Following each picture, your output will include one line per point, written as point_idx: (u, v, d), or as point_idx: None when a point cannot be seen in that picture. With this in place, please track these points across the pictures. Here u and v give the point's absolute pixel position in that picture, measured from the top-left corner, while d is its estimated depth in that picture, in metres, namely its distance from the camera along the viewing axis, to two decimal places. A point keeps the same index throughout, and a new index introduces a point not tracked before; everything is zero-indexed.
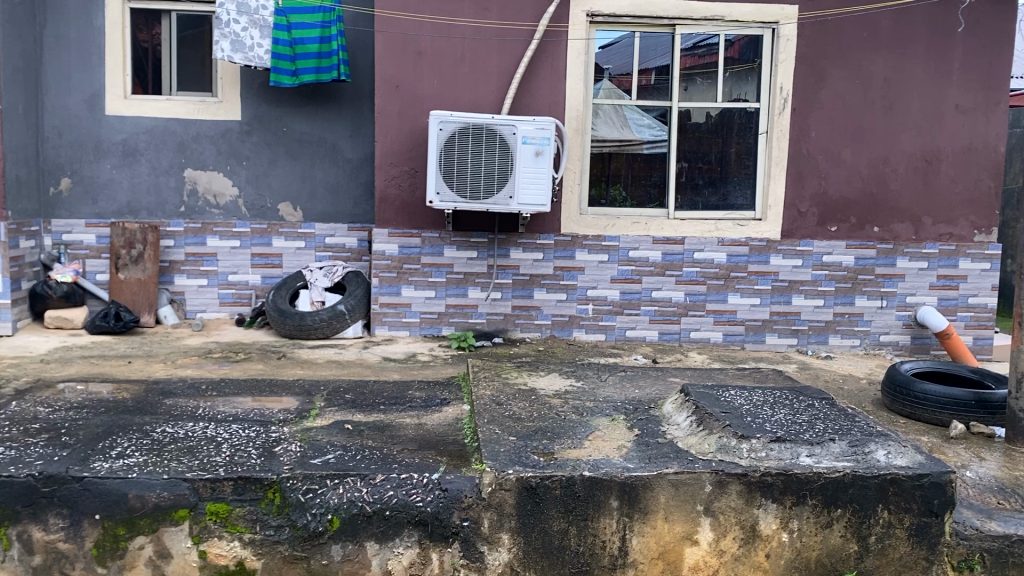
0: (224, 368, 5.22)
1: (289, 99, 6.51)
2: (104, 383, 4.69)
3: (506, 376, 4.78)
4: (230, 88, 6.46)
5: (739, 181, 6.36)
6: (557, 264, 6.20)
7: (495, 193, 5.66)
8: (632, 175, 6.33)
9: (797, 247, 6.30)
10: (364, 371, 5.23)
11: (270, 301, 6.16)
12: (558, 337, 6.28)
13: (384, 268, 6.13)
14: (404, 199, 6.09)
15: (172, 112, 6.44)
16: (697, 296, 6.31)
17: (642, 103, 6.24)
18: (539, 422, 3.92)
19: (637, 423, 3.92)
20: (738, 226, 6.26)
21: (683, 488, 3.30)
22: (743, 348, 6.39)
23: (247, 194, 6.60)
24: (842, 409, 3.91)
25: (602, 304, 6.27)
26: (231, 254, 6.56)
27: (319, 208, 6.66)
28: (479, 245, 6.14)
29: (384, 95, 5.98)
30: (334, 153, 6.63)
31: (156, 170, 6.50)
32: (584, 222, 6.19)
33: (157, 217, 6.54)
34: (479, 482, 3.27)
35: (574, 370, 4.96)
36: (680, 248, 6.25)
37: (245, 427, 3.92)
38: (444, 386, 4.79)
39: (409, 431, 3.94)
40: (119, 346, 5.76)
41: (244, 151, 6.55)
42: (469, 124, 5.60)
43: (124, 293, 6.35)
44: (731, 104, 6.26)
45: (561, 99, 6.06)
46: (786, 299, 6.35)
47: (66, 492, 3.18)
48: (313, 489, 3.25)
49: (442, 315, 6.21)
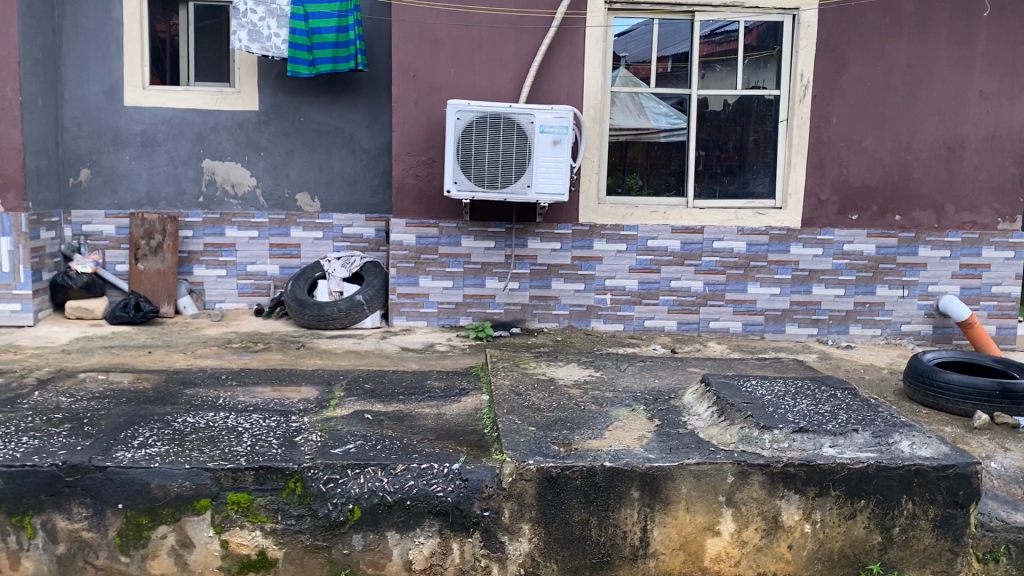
0: (244, 358, 5.23)
1: (306, 89, 6.51)
2: (126, 373, 4.72)
3: (525, 366, 4.77)
4: (247, 78, 6.45)
5: (759, 169, 6.30)
6: (575, 253, 6.18)
7: (513, 181, 5.64)
8: (651, 164, 6.30)
9: (818, 236, 6.24)
10: (383, 361, 5.23)
11: (288, 291, 6.17)
12: (576, 327, 6.26)
13: (401, 258, 6.12)
14: (421, 189, 6.08)
15: (190, 103, 6.45)
16: (716, 285, 6.27)
17: (660, 91, 6.19)
18: (559, 412, 3.91)
19: (657, 413, 3.91)
20: (757, 215, 6.21)
21: (705, 479, 3.28)
22: (762, 338, 6.35)
23: (265, 184, 6.61)
24: (865, 399, 3.87)
25: (620, 294, 6.24)
26: (250, 245, 6.58)
27: (337, 198, 6.67)
28: (497, 235, 6.12)
29: (401, 84, 5.96)
30: (351, 143, 6.63)
31: (175, 161, 6.52)
32: (602, 211, 6.16)
33: (176, 207, 6.57)
34: (499, 472, 3.26)
35: (593, 360, 4.94)
36: (699, 237, 6.20)
37: (266, 417, 3.93)
38: (463, 376, 4.79)
39: (428, 421, 3.94)
40: (140, 336, 5.79)
41: (262, 141, 6.56)
42: (486, 113, 5.57)
43: (144, 284, 6.34)
44: (751, 91, 6.19)
45: (579, 88, 6.02)
46: (806, 288, 6.29)
47: (89, 481, 3.19)
48: (334, 479, 3.25)
49: (459, 305, 6.20)
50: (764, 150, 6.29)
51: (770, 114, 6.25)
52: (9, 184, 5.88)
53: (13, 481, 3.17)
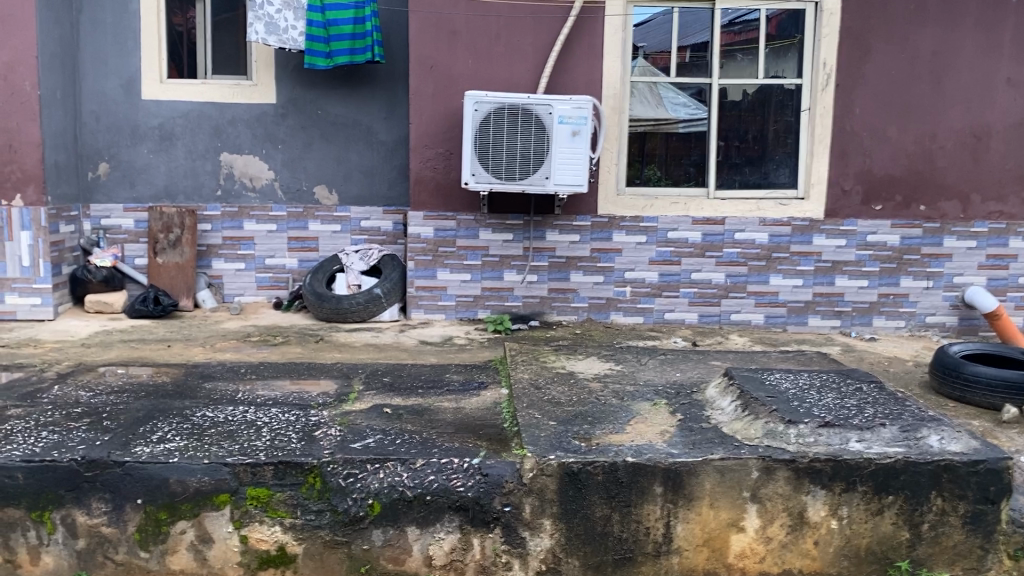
0: (263, 351, 5.21)
1: (323, 81, 6.48)
2: (145, 367, 4.73)
3: (544, 359, 4.72)
4: (264, 71, 6.43)
5: (780, 158, 6.22)
6: (594, 246, 6.12)
7: (531, 173, 5.58)
8: (671, 155, 6.23)
9: (841, 227, 6.15)
10: (402, 355, 5.20)
11: (306, 284, 6.15)
12: (595, 320, 6.21)
13: (419, 251, 6.09)
14: (439, 181, 6.04)
15: (208, 96, 6.44)
16: (737, 277, 6.19)
17: (679, 80, 6.12)
18: (579, 406, 3.87)
19: (679, 407, 3.86)
20: (779, 206, 6.12)
21: (729, 474, 3.23)
22: (784, 330, 6.27)
23: (282, 177, 6.59)
24: (892, 393, 3.80)
25: (640, 286, 6.18)
26: (268, 238, 6.56)
27: (355, 190, 6.63)
28: (515, 228, 6.07)
29: (418, 76, 5.92)
30: (369, 135, 6.59)
31: (192, 154, 6.51)
32: (621, 202, 6.09)
33: (194, 201, 6.56)
34: (520, 467, 3.22)
35: (613, 353, 4.89)
36: (720, 229, 6.12)
37: (285, 412, 3.91)
38: (482, 369, 4.75)
39: (448, 415, 3.91)
40: (159, 330, 5.79)
41: (279, 134, 6.54)
42: (505, 104, 5.52)
43: (162, 278, 6.37)
44: (772, 80, 6.11)
45: (598, 78, 5.96)
46: (829, 280, 6.20)
47: (108, 476, 3.19)
48: (353, 474, 3.23)
49: (478, 298, 6.16)
50: (786, 139, 6.20)
51: (792, 103, 6.15)
52: (28, 179, 5.89)
53: (32, 476, 3.17)
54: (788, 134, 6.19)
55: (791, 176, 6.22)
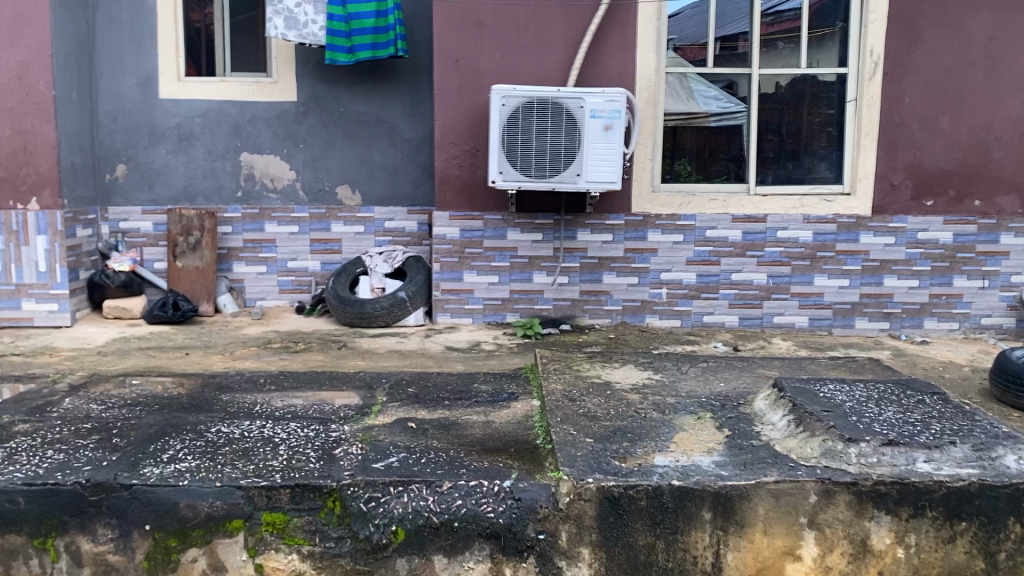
0: (284, 359, 5.00)
1: (345, 77, 6.26)
2: (161, 377, 4.53)
3: (578, 368, 4.45)
4: (285, 67, 6.22)
5: (824, 152, 5.91)
6: (628, 246, 5.84)
7: (562, 170, 5.32)
8: (708, 149, 5.93)
9: (889, 224, 5.82)
10: (428, 362, 4.95)
11: (329, 288, 5.93)
12: (630, 324, 5.93)
13: (445, 252, 5.85)
14: (465, 179, 5.79)
15: (227, 94, 6.24)
16: (780, 277, 5.88)
17: (714, 72, 5.83)
18: (618, 421, 3.60)
19: (726, 422, 3.60)
20: (824, 202, 5.80)
21: (785, 499, 2.95)
22: (830, 333, 5.95)
23: (304, 177, 6.38)
24: (959, 407, 3.50)
25: (677, 288, 5.89)
26: (290, 240, 6.36)
27: (378, 190, 6.40)
28: (545, 227, 5.81)
29: (443, 70, 5.67)
30: (393, 133, 6.36)
31: (212, 155, 6.32)
32: (657, 200, 5.80)
33: (214, 202, 6.37)
34: (555, 491, 2.97)
35: (650, 361, 4.61)
36: (762, 226, 5.82)
37: (304, 426, 3.68)
38: (512, 378, 4.50)
39: (476, 430, 3.66)
40: (178, 336, 5.60)
41: (300, 133, 6.33)
42: (533, 98, 5.26)
43: (183, 282, 6.18)
44: (815, 69, 5.79)
45: (632, 69, 5.67)
46: (877, 280, 5.88)
47: (114, 501, 2.97)
48: (375, 498, 2.98)
49: (506, 302, 5.91)
50: (831, 132, 5.88)
51: (838, 93, 5.83)
52: (44, 181, 5.72)
53: (34, 500, 2.96)
54: (834, 127, 5.88)
55: (835, 171, 5.91)
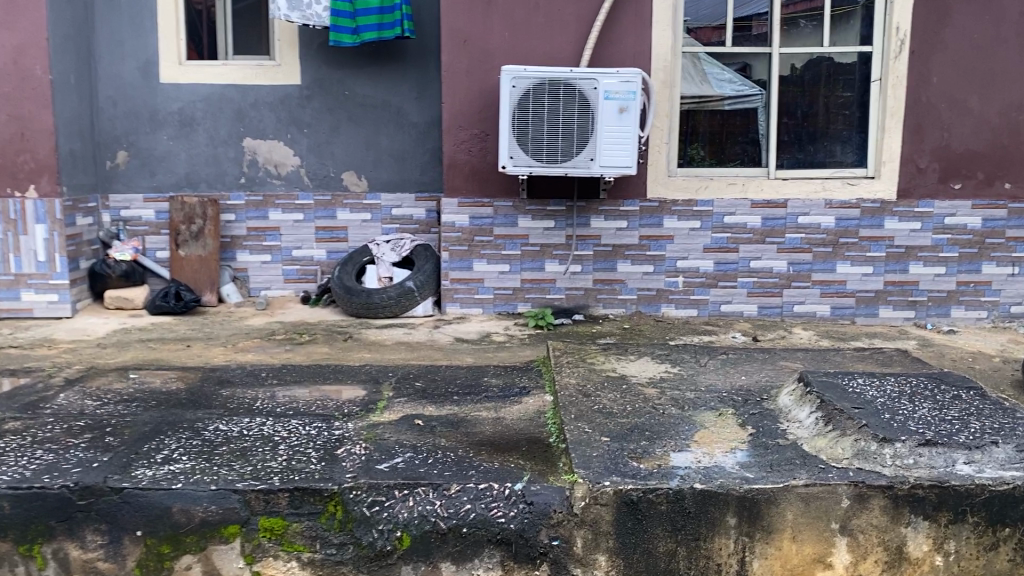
0: (287, 351, 4.83)
1: (350, 59, 6.06)
2: (161, 371, 4.37)
3: (592, 361, 4.26)
4: (289, 50, 6.03)
5: (847, 134, 5.68)
6: (643, 233, 5.64)
7: (575, 155, 5.12)
8: (726, 132, 5.72)
9: (915, 208, 5.60)
10: (436, 355, 4.78)
11: (335, 277, 5.76)
12: (645, 313, 5.74)
13: (454, 240, 5.66)
14: (474, 165, 5.60)
15: (229, 78, 6.06)
16: (801, 265, 5.68)
17: (734, 51, 5.61)
18: (635, 419, 3.42)
19: (750, 419, 3.42)
20: (847, 186, 5.59)
21: (815, 503, 2.76)
22: (853, 323, 5.74)
23: (309, 163, 6.20)
24: (998, 402, 3.30)
25: (694, 276, 5.70)
26: (295, 228, 6.19)
27: (385, 176, 6.22)
28: (557, 214, 5.62)
29: (451, 51, 5.47)
30: (400, 117, 6.17)
31: (214, 140, 6.15)
32: (673, 184, 5.60)
33: (217, 189, 6.20)
34: (570, 495, 2.79)
35: (668, 353, 4.42)
36: (782, 212, 5.61)
37: (305, 424, 3.52)
38: (524, 372, 4.32)
39: (486, 427, 3.49)
40: (179, 328, 5.45)
41: (305, 117, 6.14)
42: (545, 79, 5.05)
43: (185, 271, 6.03)
44: (837, 49, 5.57)
45: (647, 49, 5.46)
46: (902, 267, 5.66)
47: (103, 505, 2.83)
48: (379, 502, 2.82)
49: (517, 291, 5.72)
50: (854, 114, 5.66)
51: (862, 73, 5.59)
52: (42, 169, 5.57)
53: (20, 504, 2.81)
54: (858, 108, 5.65)
55: (859, 154, 5.69)
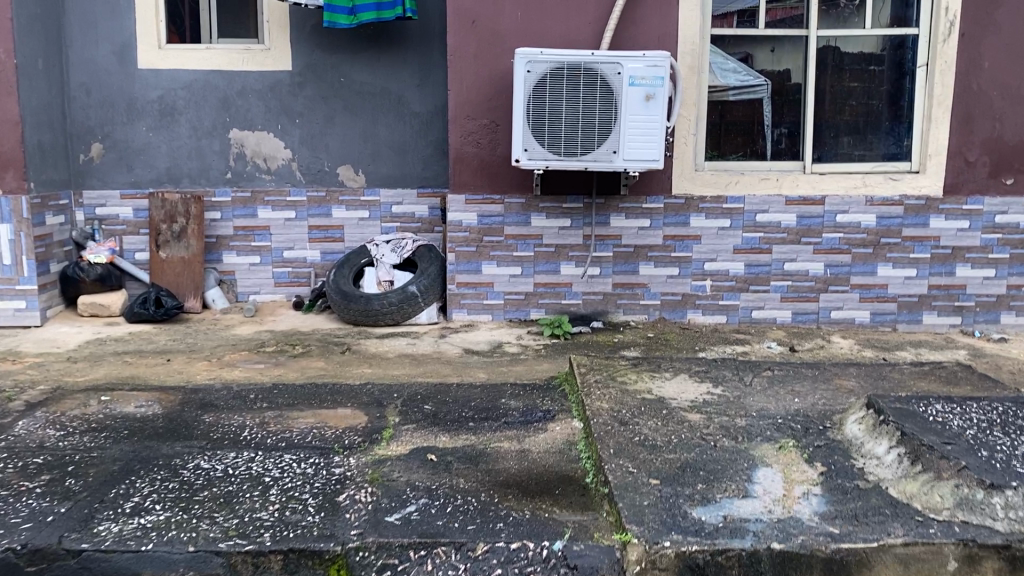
0: (278, 366, 4.34)
1: (346, 43, 5.56)
2: (135, 392, 3.88)
3: (623, 378, 3.78)
4: (279, 32, 5.52)
5: (890, 125, 5.22)
6: (667, 232, 5.17)
7: (596, 147, 4.64)
8: (756, 122, 5.24)
9: (963, 206, 5.15)
10: (444, 370, 4.29)
11: (331, 281, 5.27)
12: (669, 320, 5.27)
13: (461, 241, 5.18)
14: (483, 158, 5.11)
15: (213, 63, 5.54)
16: (839, 267, 5.22)
17: (770, 33, 5.13)
18: (684, 454, 2.95)
19: (816, 454, 2.96)
20: (890, 181, 5.13)
21: (915, 566, 2.32)
22: (894, 330, 5.29)
23: (301, 156, 5.69)
24: None
25: (722, 280, 5.23)
26: (286, 227, 5.69)
27: (384, 171, 5.72)
28: (573, 212, 5.14)
29: (458, 32, 4.97)
30: (400, 106, 5.67)
31: (198, 131, 5.64)
32: (701, 180, 5.13)
33: (200, 185, 5.69)
34: (621, 558, 2.33)
35: (706, 368, 3.94)
36: (819, 210, 5.15)
37: (300, 460, 3.04)
38: (546, 392, 3.83)
39: (511, 462, 3.03)
40: (159, 338, 4.95)
41: (297, 106, 5.63)
42: (564, 63, 4.56)
43: (166, 274, 5.53)
44: (881, 30, 5.11)
45: (673, 30, 4.98)
46: (948, 269, 5.21)
47: (59, 571, 2.37)
48: (392, 566, 2.36)
49: (530, 296, 5.25)
50: (900, 101, 5.19)
51: (904, 58, 5.14)
52: (6, 162, 5.04)
53: None
54: (891, 100, 5.20)
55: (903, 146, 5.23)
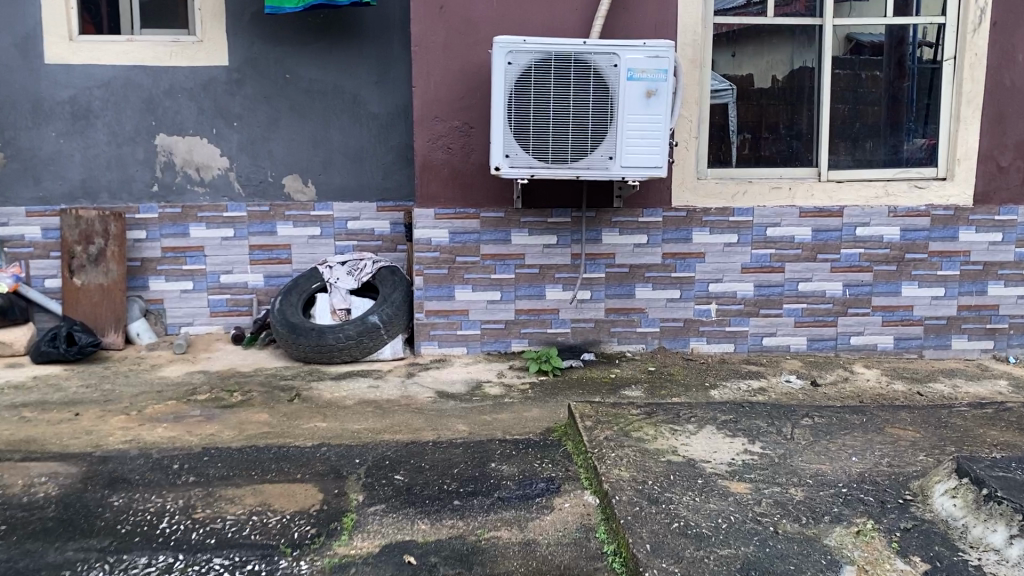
0: (213, 421, 3.55)
1: (292, 33, 4.80)
2: (26, 463, 3.05)
3: (638, 432, 3.08)
4: (213, 21, 4.73)
5: (914, 126, 4.61)
6: (667, 249, 4.51)
7: (589, 152, 3.96)
8: (764, 125, 4.59)
9: (995, 216, 4.58)
10: (416, 421, 3.54)
11: (277, 311, 4.50)
12: (669, 350, 4.61)
13: (429, 263, 4.46)
14: (454, 166, 4.39)
15: (135, 58, 4.73)
16: (860, 287, 4.61)
17: (780, 23, 4.50)
18: (741, 549, 2.28)
19: (909, 544, 2.31)
20: (915, 190, 4.55)
21: None
22: (920, 357, 4.70)
23: (240, 165, 4.90)
24: None
25: (729, 303, 4.59)
26: (223, 248, 4.90)
27: (338, 181, 4.96)
28: (560, 228, 4.45)
29: (424, 20, 4.26)
30: (355, 106, 4.91)
31: (118, 137, 4.81)
32: (704, 190, 4.48)
33: (121, 200, 4.86)
34: None
35: (735, 418, 3.26)
36: (837, 222, 4.54)
37: (234, 568, 2.30)
38: (544, 451, 3.11)
39: (516, 563, 2.33)
40: (69, 385, 4.10)
41: (235, 107, 4.84)
42: (551, 54, 3.87)
43: (82, 304, 4.70)
44: (902, 20, 4.49)
45: (672, 19, 4.34)
46: (979, 287, 4.63)
47: None
48: None
49: (510, 325, 4.54)
50: (907, 101, 4.60)
51: (900, 56, 4.55)
52: None
53: None
54: (892, 101, 4.59)
55: (919, 149, 4.62)
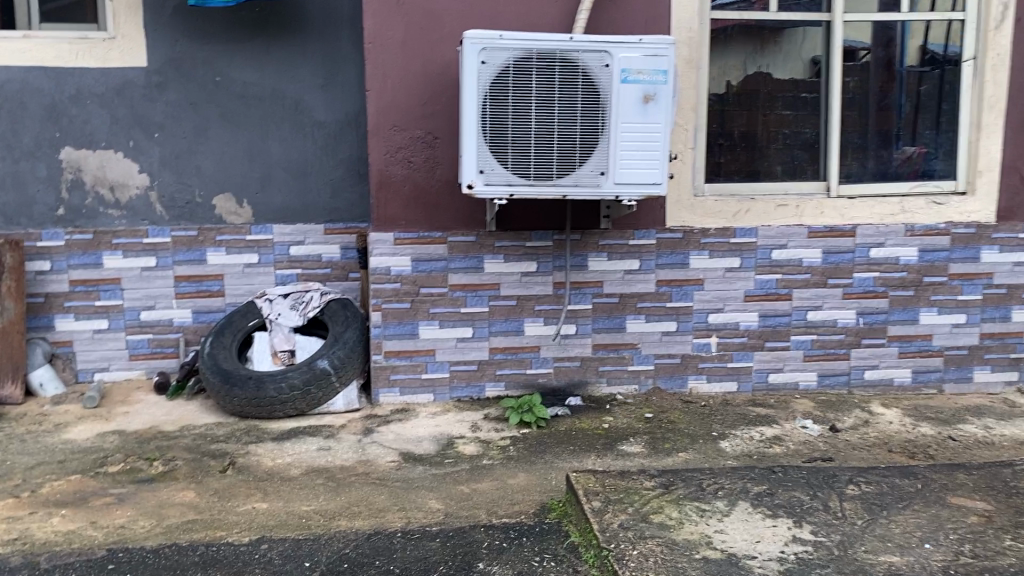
0: (125, 505, 2.86)
1: (222, 29, 4.11)
2: None
3: (661, 516, 2.49)
4: (129, 14, 4.03)
5: (903, 134, 4.13)
6: (662, 276, 3.95)
7: (576, 166, 3.37)
8: (770, 134, 4.06)
9: (1020, 234, 4.12)
10: (380, 497, 2.90)
11: (207, 355, 3.81)
12: (665, 391, 4.04)
13: (389, 295, 3.82)
14: (416, 183, 3.77)
15: (32, 57, 3.99)
16: (874, 315, 4.11)
17: (784, 18, 3.96)
18: None
19: None
20: (934, 206, 4.06)
21: None
22: (940, 392, 4.21)
23: (162, 182, 4.19)
24: None
25: (731, 335, 4.05)
26: (143, 280, 4.18)
27: (279, 200, 4.28)
28: (539, 253, 3.86)
29: (380, 12, 3.63)
30: (298, 113, 4.24)
31: (14, 151, 4.06)
32: (702, 208, 3.93)
33: (19, 225, 4.12)
34: None
35: (771, 489, 2.69)
36: (849, 243, 4.04)
37: None
38: (542, 544, 2.51)
39: None
40: None
41: (156, 115, 4.14)
42: (532, 52, 3.27)
43: None
44: (888, 16, 4.00)
45: (664, 12, 3.79)
46: (1003, 313, 4.17)
47: None
48: None
49: (483, 366, 3.92)
50: (896, 107, 4.11)
51: (886, 58, 4.06)
52: None
53: None
54: (881, 109, 4.10)
55: (909, 159, 4.14)
